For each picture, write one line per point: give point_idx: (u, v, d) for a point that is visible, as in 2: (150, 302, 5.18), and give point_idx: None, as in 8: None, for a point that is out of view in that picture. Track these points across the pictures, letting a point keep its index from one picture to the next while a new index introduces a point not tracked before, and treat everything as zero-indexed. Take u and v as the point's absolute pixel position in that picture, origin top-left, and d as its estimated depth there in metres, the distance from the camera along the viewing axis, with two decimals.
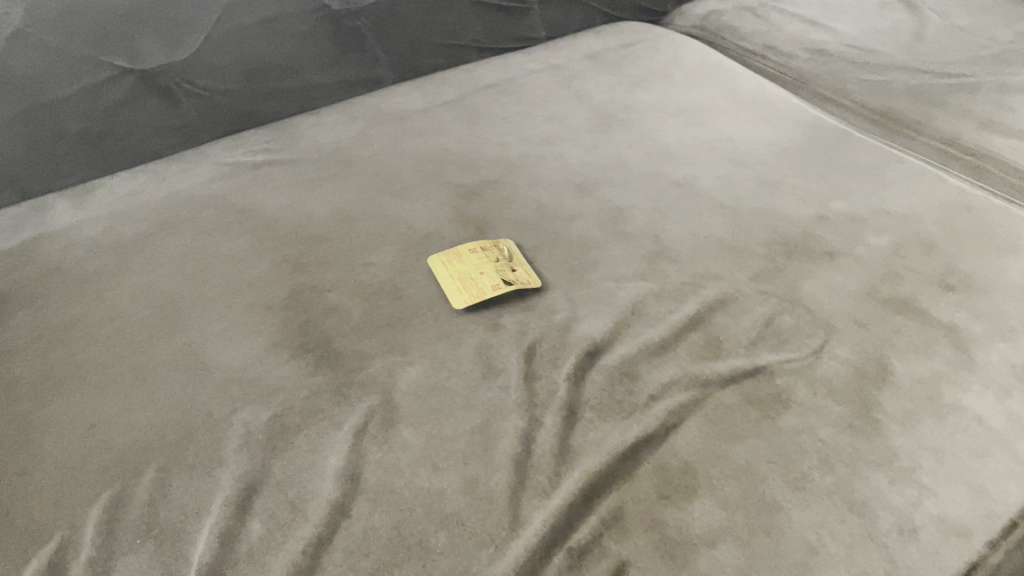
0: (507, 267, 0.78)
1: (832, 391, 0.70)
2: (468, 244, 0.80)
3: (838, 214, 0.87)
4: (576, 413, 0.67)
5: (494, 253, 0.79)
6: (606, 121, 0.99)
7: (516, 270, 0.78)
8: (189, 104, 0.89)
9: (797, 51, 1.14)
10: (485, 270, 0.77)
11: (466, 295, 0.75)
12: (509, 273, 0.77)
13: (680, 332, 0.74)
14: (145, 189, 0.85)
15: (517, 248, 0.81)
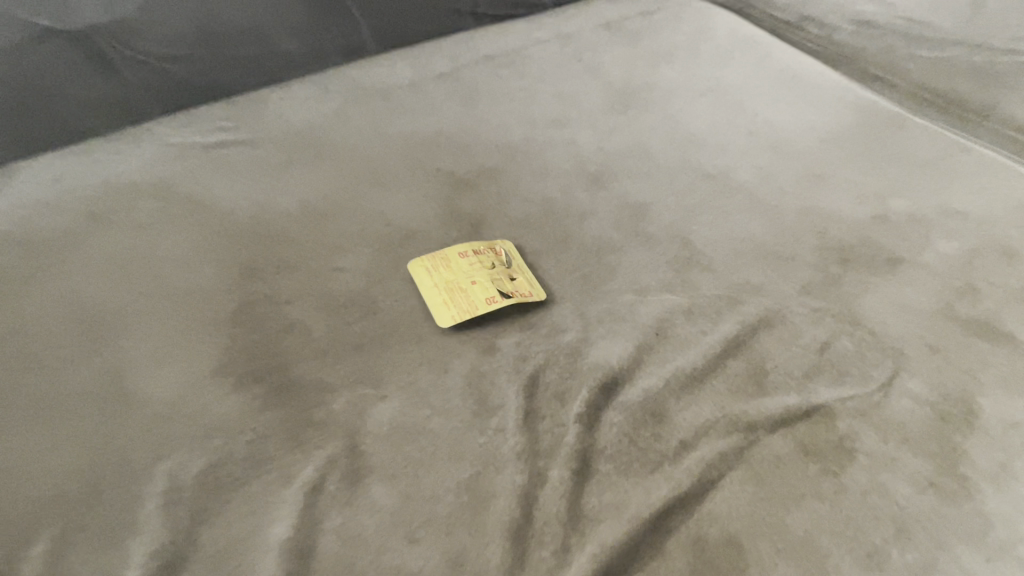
0: (505, 276, 0.64)
1: (906, 438, 0.56)
2: (458, 246, 0.66)
3: (900, 214, 0.73)
4: (590, 466, 0.53)
5: (489, 258, 0.65)
6: (624, 100, 0.85)
7: (515, 278, 0.64)
8: (133, 74, 0.74)
9: (842, 22, 0.99)
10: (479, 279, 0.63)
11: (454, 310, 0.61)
12: (506, 283, 0.64)
13: (717, 360, 0.60)
14: (71, 172, 0.70)
15: (516, 251, 0.67)
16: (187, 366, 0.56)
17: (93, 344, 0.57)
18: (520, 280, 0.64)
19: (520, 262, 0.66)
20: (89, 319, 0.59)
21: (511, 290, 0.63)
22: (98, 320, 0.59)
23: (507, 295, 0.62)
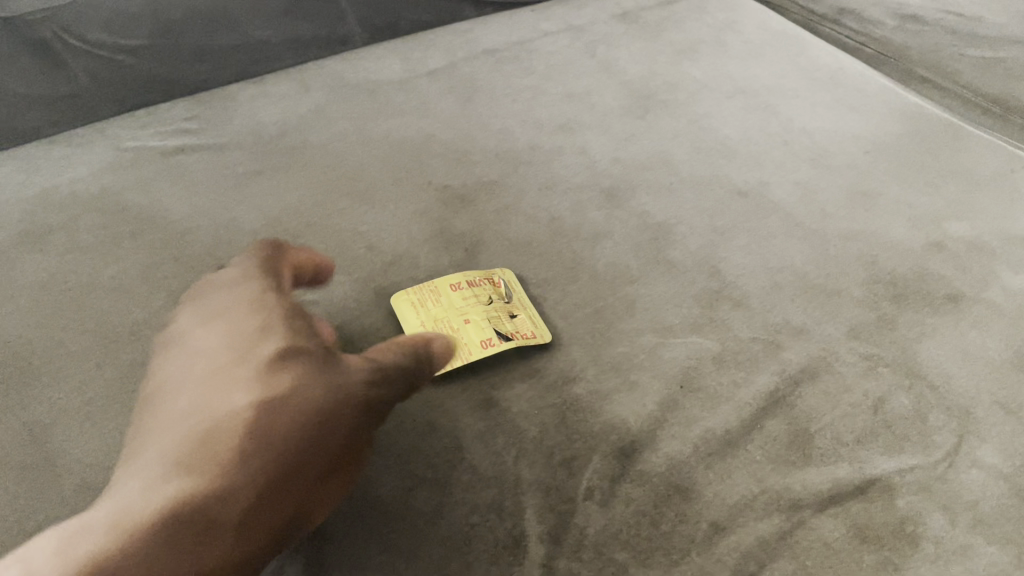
0: (504, 313, 0.55)
1: (980, 521, 0.47)
2: (449, 277, 0.57)
3: (958, 240, 0.64)
4: (604, 554, 0.44)
5: (485, 291, 0.56)
6: (642, 102, 0.75)
7: (516, 316, 0.55)
8: (80, 66, 0.65)
9: (884, 16, 0.90)
10: (473, 315, 0.54)
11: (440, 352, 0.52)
12: (505, 321, 0.54)
13: (752, 419, 0.51)
14: (8, 182, 0.62)
15: (517, 282, 0.58)
16: (121, 423, 0.47)
17: (14, 395, 0.48)
18: (522, 319, 0.55)
19: (523, 297, 0.57)
20: (15, 361, 0.50)
21: (510, 331, 0.54)
22: (24, 363, 0.50)
23: (505, 337, 0.53)
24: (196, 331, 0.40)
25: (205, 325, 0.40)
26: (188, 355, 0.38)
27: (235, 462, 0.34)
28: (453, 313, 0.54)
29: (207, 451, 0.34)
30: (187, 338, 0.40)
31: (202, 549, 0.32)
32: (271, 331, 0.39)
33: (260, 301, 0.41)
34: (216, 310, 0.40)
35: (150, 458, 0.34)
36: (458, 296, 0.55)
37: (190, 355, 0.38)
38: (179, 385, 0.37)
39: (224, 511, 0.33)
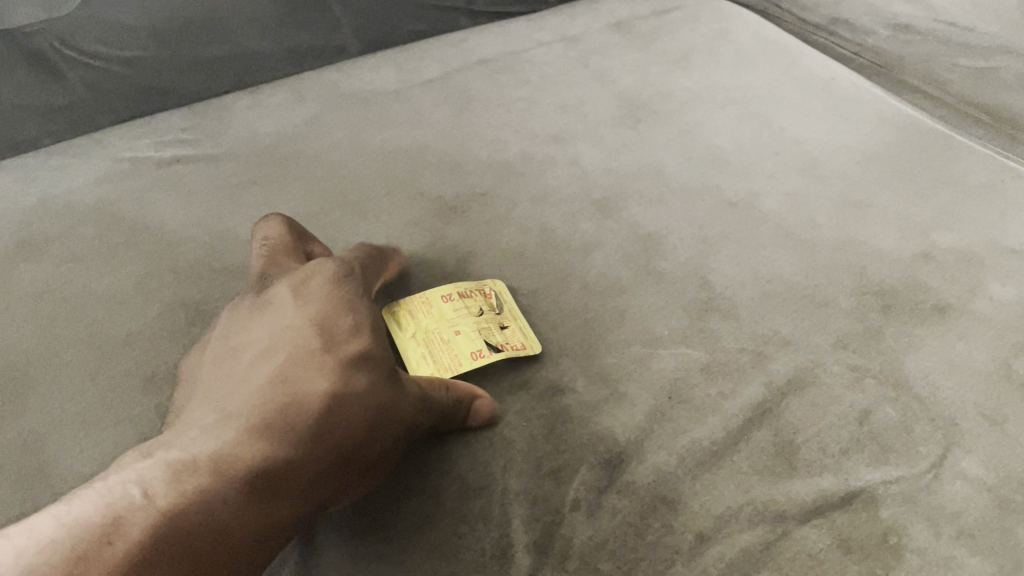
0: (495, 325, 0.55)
1: (963, 532, 0.48)
2: (441, 287, 0.57)
3: (946, 250, 0.65)
4: (590, 565, 0.45)
5: (476, 302, 0.56)
6: (635, 112, 0.76)
7: (507, 326, 0.55)
8: (77, 78, 0.66)
9: (877, 25, 0.90)
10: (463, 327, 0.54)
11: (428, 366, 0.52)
12: (496, 333, 0.54)
13: (739, 430, 0.51)
14: (5, 194, 0.62)
15: (508, 291, 0.58)
16: (113, 435, 0.48)
17: (8, 407, 0.49)
18: (513, 329, 0.55)
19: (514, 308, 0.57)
20: (10, 372, 0.51)
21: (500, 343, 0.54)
22: (19, 375, 0.51)
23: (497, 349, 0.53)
24: (291, 314, 0.45)
25: (300, 311, 0.45)
26: (283, 332, 0.43)
27: (307, 442, 0.39)
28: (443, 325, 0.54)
29: (292, 421, 0.39)
30: (277, 318, 0.45)
31: (272, 507, 0.37)
32: (359, 336, 0.45)
33: (348, 308, 0.46)
34: (309, 303, 0.46)
35: (243, 411, 0.39)
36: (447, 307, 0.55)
37: (286, 334, 0.43)
38: (271, 356, 0.42)
39: (289, 481, 0.38)
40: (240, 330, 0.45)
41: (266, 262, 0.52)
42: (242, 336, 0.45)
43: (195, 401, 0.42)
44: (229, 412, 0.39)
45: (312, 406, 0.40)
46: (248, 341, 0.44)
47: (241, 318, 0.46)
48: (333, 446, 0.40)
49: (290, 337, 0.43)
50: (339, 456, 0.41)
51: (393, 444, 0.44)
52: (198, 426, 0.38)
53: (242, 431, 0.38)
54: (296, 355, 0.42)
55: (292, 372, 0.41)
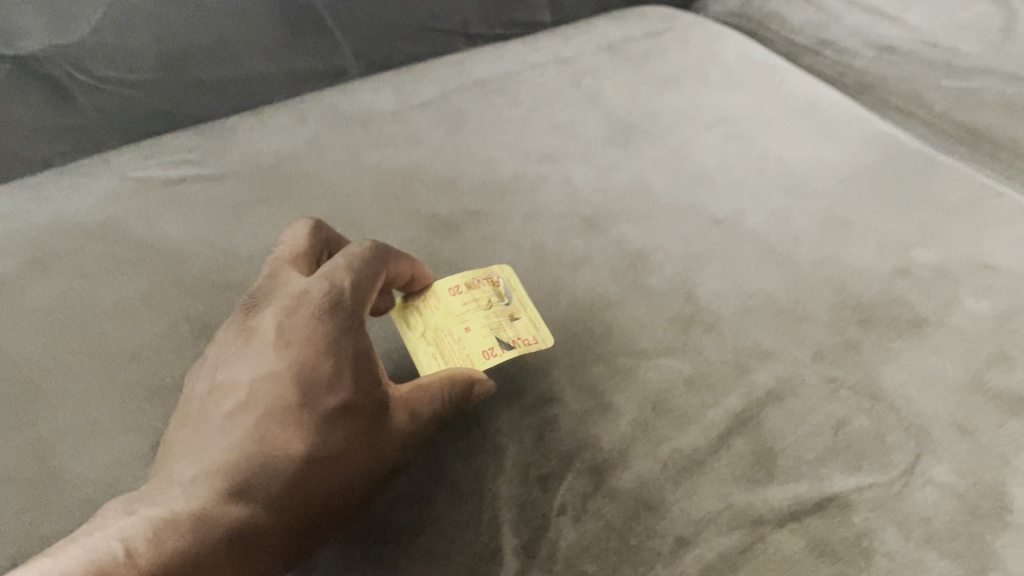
0: (506, 317, 0.57)
1: (932, 536, 0.50)
2: (450, 279, 0.58)
3: (924, 265, 0.67)
4: (576, 568, 0.47)
5: (484, 295, 0.58)
6: (626, 132, 0.78)
7: (515, 319, 0.57)
8: (88, 100, 0.69)
9: (862, 47, 0.93)
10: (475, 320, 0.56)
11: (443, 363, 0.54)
12: (506, 326, 0.57)
13: (720, 438, 0.54)
14: (16, 211, 0.65)
15: (513, 282, 0.60)
16: (120, 443, 0.50)
17: (21, 417, 0.51)
18: (524, 320, 0.57)
19: (523, 298, 0.60)
20: (22, 383, 0.53)
21: (512, 335, 0.56)
22: (31, 386, 0.53)
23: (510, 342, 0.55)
24: (276, 358, 0.46)
25: (287, 353, 0.46)
26: (266, 383, 0.45)
27: (281, 499, 0.42)
28: (455, 320, 0.56)
29: (263, 488, 0.42)
30: (264, 360, 0.46)
31: (249, 562, 0.40)
32: (343, 383, 0.46)
33: (339, 343, 0.47)
34: (297, 341, 0.47)
35: (221, 472, 0.42)
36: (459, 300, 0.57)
37: (269, 385, 0.45)
38: (252, 412, 0.44)
39: (264, 536, 0.41)
40: (230, 365, 0.47)
41: (268, 271, 0.52)
42: (229, 375, 0.46)
43: (180, 443, 0.44)
44: (209, 469, 0.42)
45: (280, 473, 0.43)
46: (233, 384, 0.46)
47: (231, 347, 0.48)
48: (304, 505, 0.43)
49: (271, 391, 0.45)
50: (309, 513, 0.43)
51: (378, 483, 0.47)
52: (181, 481, 0.42)
53: (214, 500, 0.41)
54: (276, 412, 0.44)
55: (270, 433, 0.43)
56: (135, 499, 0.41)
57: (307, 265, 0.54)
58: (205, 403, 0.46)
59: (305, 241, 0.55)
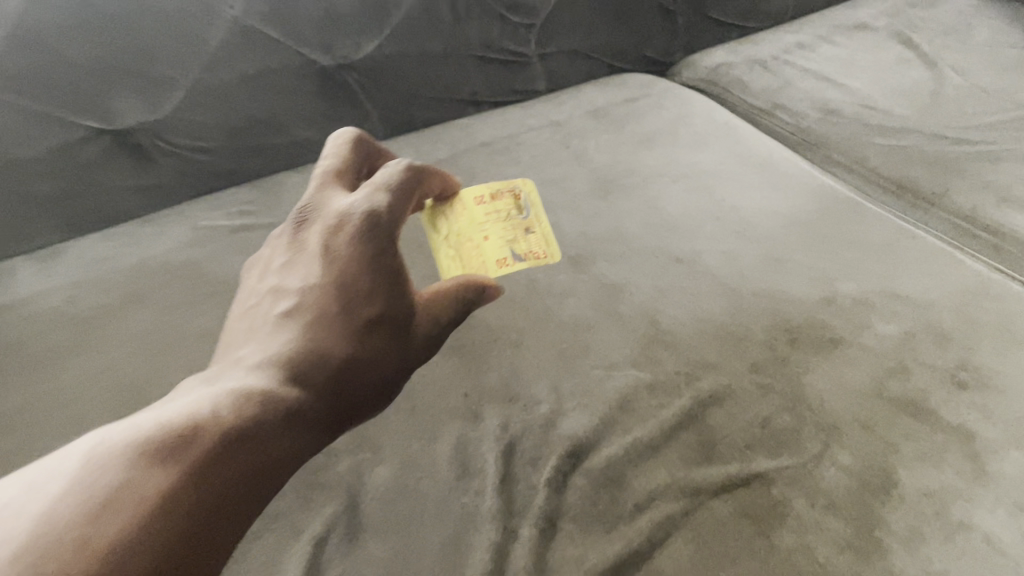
0: (524, 228, 0.80)
1: (833, 504, 0.64)
2: (490, 190, 0.78)
3: (847, 296, 0.82)
4: (555, 525, 0.62)
5: (506, 207, 0.79)
6: (605, 186, 0.94)
7: (524, 234, 0.80)
8: (169, 163, 0.85)
9: (810, 109, 1.09)
10: (503, 228, 0.78)
11: (474, 260, 0.76)
12: (517, 238, 0.79)
13: (672, 430, 0.69)
14: (112, 255, 0.80)
15: (528, 200, 0.81)
16: None
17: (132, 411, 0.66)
18: (539, 234, 0.81)
19: (533, 213, 0.81)
20: (129, 387, 0.68)
21: (524, 247, 0.79)
22: (138, 389, 0.68)
23: (525, 253, 0.79)
24: (327, 267, 0.56)
25: (336, 263, 0.56)
26: (318, 287, 0.55)
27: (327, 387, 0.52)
28: (489, 225, 0.77)
29: (317, 376, 0.51)
30: (316, 270, 0.56)
31: (308, 429, 0.49)
32: (381, 291, 0.57)
33: (380, 253, 0.57)
34: (343, 252, 0.57)
35: (283, 360, 0.50)
36: (493, 207, 0.77)
37: (321, 288, 0.55)
38: (307, 312, 0.54)
39: (316, 412, 0.50)
40: (285, 274, 0.57)
41: (316, 192, 0.63)
42: (286, 281, 0.56)
43: (248, 334, 0.54)
44: (272, 358, 0.51)
45: (329, 366, 0.52)
46: (291, 289, 0.56)
47: (287, 259, 0.58)
48: (349, 386, 0.54)
49: (323, 292, 0.55)
50: (347, 399, 0.53)
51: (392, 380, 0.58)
52: (249, 364, 0.50)
53: (284, 371, 0.50)
54: (328, 310, 0.54)
55: (324, 326, 0.53)
56: (218, 372, 0.50)
57: (347, 185, 0.65)
58: (267, 305, 0.56)
59: (345, 161, 0.66)
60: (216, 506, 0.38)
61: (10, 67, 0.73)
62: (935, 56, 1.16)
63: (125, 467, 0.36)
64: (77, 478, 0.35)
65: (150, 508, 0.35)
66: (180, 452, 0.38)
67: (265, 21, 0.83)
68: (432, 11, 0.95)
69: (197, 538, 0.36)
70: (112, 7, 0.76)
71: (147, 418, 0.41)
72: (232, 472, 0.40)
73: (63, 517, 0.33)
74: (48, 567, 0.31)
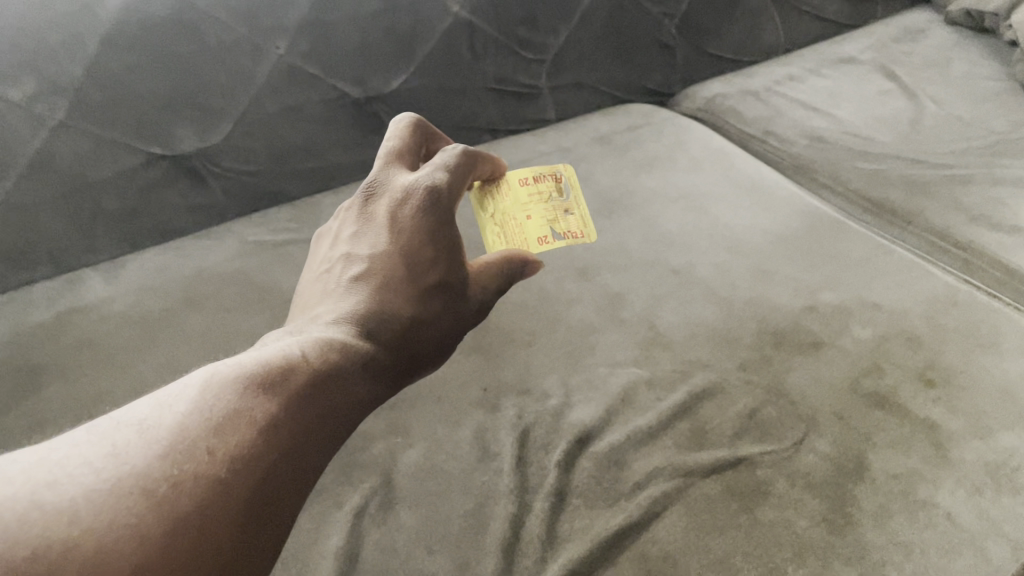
0: (564, 210, 0.91)
1: (810, 484, 0.72)
2: (532, 173, 0.88)
3: (827, 304, 0.90)
4: (564, 499, 0.71)
5: (548, 189, 0.89)
6: (610, 206, 1.04)
7: (567, 215, 0.91)
8: (218, 185, 0.98)
9: (798, 136, 1.19)
10: (545, 209, 0.89)
11: (518, 236, 0.86)
12: (558, 219, 0.89)
13: (669, 420, 0.77)
14: (170, 264, 0.93)
15: (571, 182, 0.92)
16: None
17: None
18: (577, 215, 0.92)
19: (575, 195, 0.92)
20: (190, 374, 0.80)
21: (565, 227, 0.90)
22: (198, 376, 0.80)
23: (564, 232, 0.90)
24: (390, 240, 0.67)
25: (397, 237, 0.67)
26: (383, 257, 0.66)
27: (390, 341, 0.63)
28: (533, 206, 0.88)
29: (382, 334, 0.63)
30: (381, 241, 0.67)
31: (376, 373, 0.60)
32: (436, 263, 0.67)
33: (435, 229, 0.68)
34: (403, 228, 0.68)
35: (355, 320, 0.61)
36: (537, 189, 0.88)
37: (384, 258, 0.66)
38: (373, 278, 0.65)
39: (383, 360, 0.61)
40: (354, 243, 0.68)
41: (381, 169, 0.73)
42: (355, 250, 0.67)
43: (323, 294, 0.65)
44: (346, 316, 0.61)
45: (394, 324, 0.64)
46: (360, 257, 0.67)
47: (356, 230, 0.69)
48: (406, 342, 0.65)
49: (386, 262, 0.66)
50: (406, 351, 0.65)
51: (443, 336, 0.69)
52: (328, 321, 0.61)
53: (355, 328, 0.61)
54: (389, 278, 0.65)
55: (385, 292, 0.65)
56: (300, 324, 0.61)
57: (408, 163, 0.75)
58: (339, 269, 0.67)
59: (406, 140, 0.76)
60: (303, 431, 0.49)
61: (87, 101, 0.84)
62: (916, 87, 1.26)
63: (236, 396, 0.47)
64: (202, 400, 0.46)
65: (256, 429, 0.45)
66: (276, 388, 0.49)
67: (306, 58, 0.94)
68: (454, 49, 1.05)
69: (289, 455, 0.47)
70: (173, 47, 0.86)
71: (249, 358, 0.51)
72: (313, 407, 0.51)
73: (193, 431, 0.43)
74: (187, 467, 0.41)
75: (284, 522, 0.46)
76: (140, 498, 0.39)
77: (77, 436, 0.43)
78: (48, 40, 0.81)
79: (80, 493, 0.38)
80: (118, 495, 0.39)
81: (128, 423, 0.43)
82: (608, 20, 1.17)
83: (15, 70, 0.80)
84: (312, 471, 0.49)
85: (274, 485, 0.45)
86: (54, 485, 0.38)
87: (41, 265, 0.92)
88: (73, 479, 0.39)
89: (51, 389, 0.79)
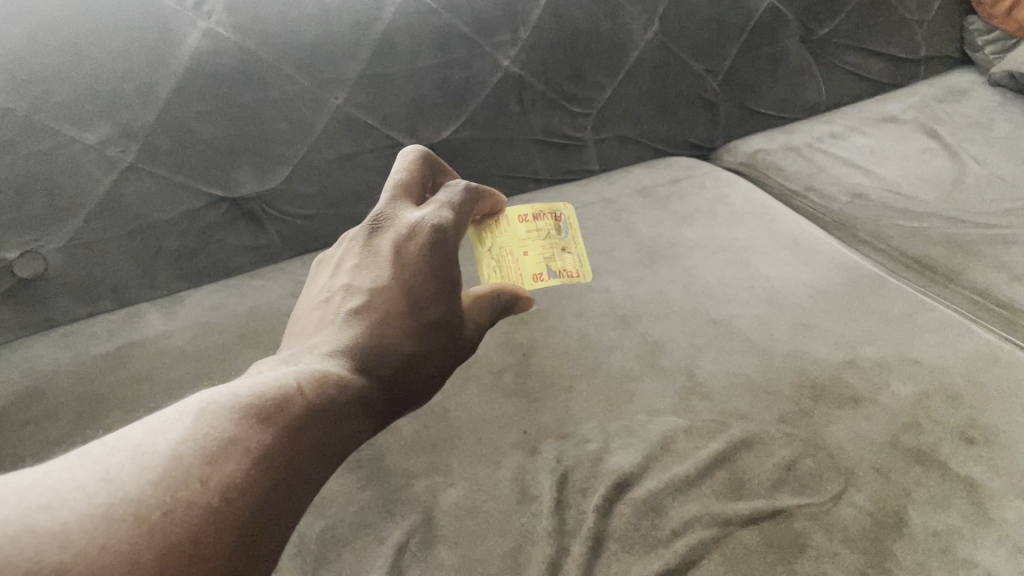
0: (560, 247, 0.95)
1: (848, 538, 0.72)
2: (529, 210, 0.92)
3: (868, 358, 0.91)
4: (601, 544, 0.72)
5: (545, 227, 0.93)
6: (652, 257, 1.06)
7: (563, 253, 0.94)
8: (274, 228, 1.03)
9: (839, 192, 1.20)
10: (542, 246, 0.92)
11: (514, 271, 0.90)
12: (553, 257, 0.93)
13: (707, 468, 0.78)
14: (226, 301, 0.98)
15: (566, 219, 0.95)
16: None
17: None
18: (573, 254, 0.96)
19: (573, 232, 0.96)
20: None
21: (560, 266, 0.94)
22: None
23: (559, 270, 0.94)
24: (393, 274, 0.67)
25: (400, 271, 0.68)
26: (384, 291, 0.67)
27: (385, 377, 0.64)
28: (530, 243, 0.91)
29: (380, 370, 0.63)
30: (384, 274, 0.68)
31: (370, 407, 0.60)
32: (437, 300, 0.69)
33: (439, 266, 0.69)
34: (407, 264, 0.68)
35: (350, 355, 0.62)
36: (534, 227, 0.92)
37: (385, 292, 0.67)
38: (375, 313, 0.66)
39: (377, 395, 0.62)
40: (355, 276, 0.69)
41: (388, 203, 0.74)
42: (356, 282, 0.68)
43: (321, 323, 0.66)
44: (342, 351, 0.62)
45: (391, 362, 0.64)
46: (361, 289, 0.67)
47: (359, 261, 0.70)
48: (405, 376, 0.66)
49: (389, 296, 0.67)
50: (401, 388, 0.65)
51: (439, 374, 0.69)
52: (320, 353, 0.62)
53: (350, 363, 0.62)
54: (391, 312, 0.66)
55: (385, 326, 0.65)
56: (296, 354, 0.62)
57: (411, 198, 0.76)
58: (339, 301, 0.67)
59: (409, 174, 0.78)
60: (295, 462, 0.48)
61: (156, 146, 0.89)
62: (958, 147, 1.27)
63: (231, 425, 0.46)
64: (196, 427, 0.45)
65: (249, 459, 0.45)
66: (271, 419, 0.48)
67: (363, 109, 0.99)
68: (502, 103, 1.10)
69: (281, 487, 0.46)
70: (241, 97, 0.91)
71: (243, 386, 0.51)
72: (307, 436, 0.50)
73: (186, 458, 0.43)
74: (179, 494, 0.41)
75: (274, 557, 0.44)
76: (132, 525, 0.38)
77: (70, 460, 0.42)
78: (124, 87, 0.85)
79: (72, 516, 0.38)
80: (109, 521, 0.38)
81: (121, 449, 0.43)
82: (652, 78, 1.20)
83: (92, 115, 0.84)
84: (303, 506, 0.48)
85: (265, 519, 0.44)
86: (47, 509, 0.38)
87: (103, 300, 0.96)
88: (65, 503, 0.39)
89: (108, 419, 0.83)
